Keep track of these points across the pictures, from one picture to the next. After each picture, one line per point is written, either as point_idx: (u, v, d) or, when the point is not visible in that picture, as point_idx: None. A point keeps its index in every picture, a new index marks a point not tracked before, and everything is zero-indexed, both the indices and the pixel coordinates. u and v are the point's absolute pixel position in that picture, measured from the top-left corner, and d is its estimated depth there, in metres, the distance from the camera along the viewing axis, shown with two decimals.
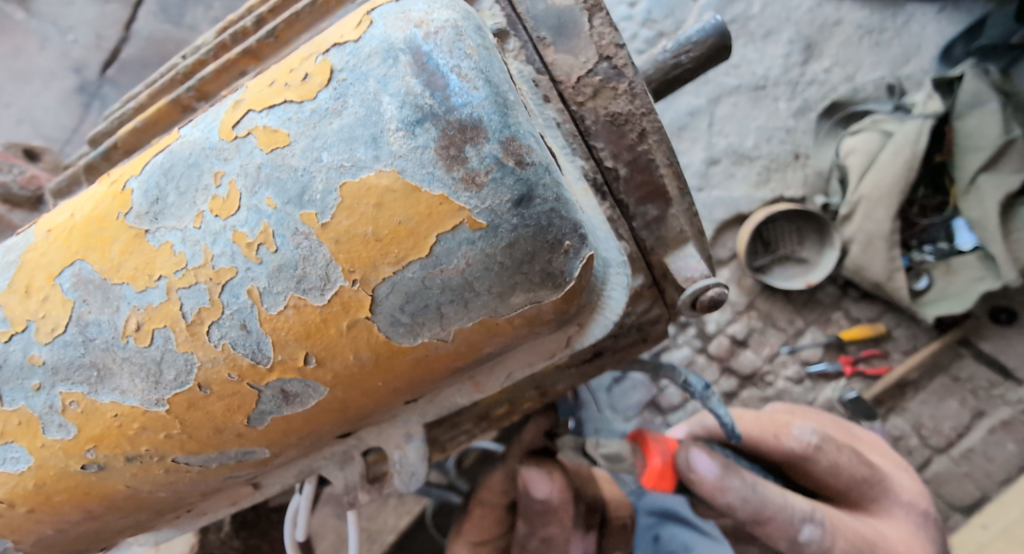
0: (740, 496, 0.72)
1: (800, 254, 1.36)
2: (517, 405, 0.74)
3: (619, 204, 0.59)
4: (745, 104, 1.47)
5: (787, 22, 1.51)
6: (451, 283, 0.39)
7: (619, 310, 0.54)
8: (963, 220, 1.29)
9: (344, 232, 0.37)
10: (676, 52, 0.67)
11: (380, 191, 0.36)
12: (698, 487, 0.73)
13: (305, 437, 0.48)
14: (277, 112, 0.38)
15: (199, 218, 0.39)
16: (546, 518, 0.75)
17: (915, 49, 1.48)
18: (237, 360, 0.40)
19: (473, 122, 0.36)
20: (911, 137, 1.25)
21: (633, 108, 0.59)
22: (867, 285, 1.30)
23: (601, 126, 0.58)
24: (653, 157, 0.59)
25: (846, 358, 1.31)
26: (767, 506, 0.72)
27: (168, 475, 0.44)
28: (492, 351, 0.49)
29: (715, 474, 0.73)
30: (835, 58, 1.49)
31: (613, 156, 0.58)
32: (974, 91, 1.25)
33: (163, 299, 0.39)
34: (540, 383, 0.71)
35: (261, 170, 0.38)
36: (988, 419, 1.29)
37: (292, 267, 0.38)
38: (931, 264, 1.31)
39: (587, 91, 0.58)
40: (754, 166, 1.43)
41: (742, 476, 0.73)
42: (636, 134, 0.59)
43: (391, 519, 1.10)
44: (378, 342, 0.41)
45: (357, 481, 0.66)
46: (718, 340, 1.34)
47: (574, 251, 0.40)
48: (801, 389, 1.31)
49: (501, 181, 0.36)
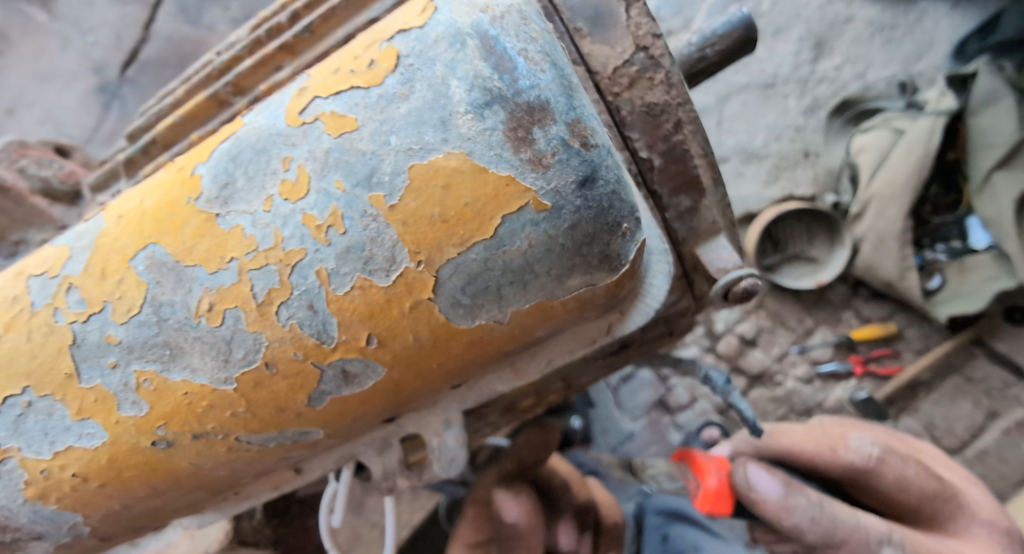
0: (808, 517, 0.71)
1: (810, 253, 1.35)
2: (544, 396, 0.77)
3: (653, 195, 0.60)
4: (754, 103, 1.51)
5: (797, 20, 1.53)
6: (513, 264, 0.40)
7: (660, 298, 0.56)
8: (977, 219, 1.28)
9: (411, 214, 0.38)
10: (701, 45, 0.67)
11: (448, 172, 0.37)
12: (760, 508, 0.72)
13: (359, 418, 0.49)
14: (344, 98, 0.39)
15: (269, 202, 0.40)
16: (514, 542, 0.74)
17: (928, 47, 1.48)
18: (303, 340, 0.41)
19: (541, 105, 0.37)
20: (924, 135, 1.24)
21: (669, 97, 0.58)
22: (879, 284, 1.29)
23: (637, 117, 0.58)
24: (688, 147, 0.59)
25: (857, 357, 1.29)
26: (839, 527, 0.70)
27: (229, 453, 0.46)
28: (542, 335, 0.50)
29: (779, 494, 0.72)
30: (846, 55, 1.51)
31: (649, 147, 0.58)
32: (988, 87, 1.24)
33: (234, 281, 0.40)
34: (567, 375, 0.73)
35: (329, 155, 0.39)
36: (1003, 420, 1.26)
37: (359, 248, 0.39)
38: (944, 263, 1.30)
39: (622, 82, 0.57)
40: (764, 165, 1.46)
41: (807, 494, 0.72)
42: (671, 125, 0.58)
43: (406, 513, 1.11)
44: (438, 323, 0.42)
45: (395, 468, 0.66)
46: (726, 340, 1.34)
47: (630, 234, 0.41)
48: (811, 389, 1.30)
49: (566, 162, 0.37)
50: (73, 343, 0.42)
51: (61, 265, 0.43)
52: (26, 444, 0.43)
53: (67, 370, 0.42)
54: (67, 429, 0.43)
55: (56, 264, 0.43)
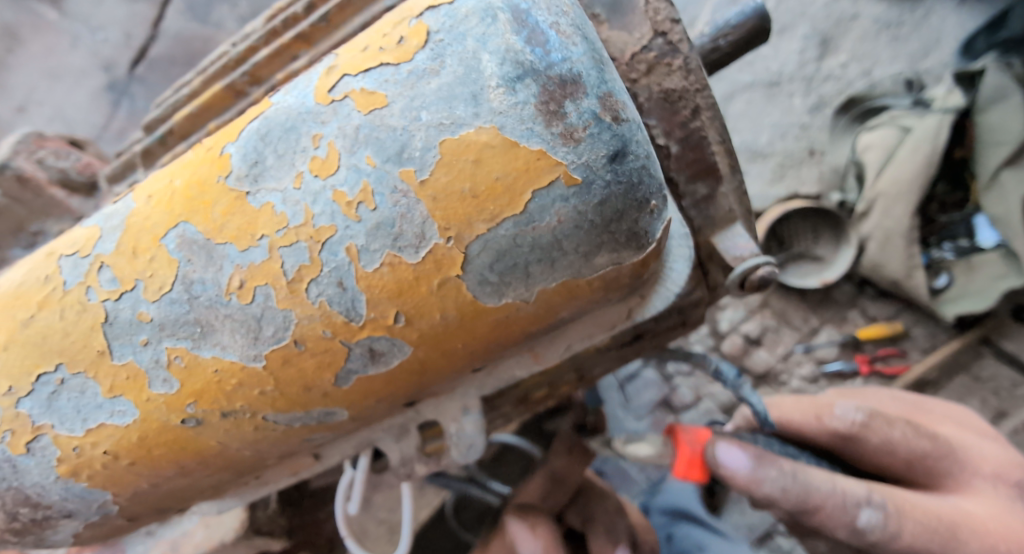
0: (780, 487, 0.63)
1: (815, 252, 1.35)
2: (557, 388, 0.77)
3: (670, 182, 0.60)
4: (760, 101, 1.53)
5: (803, 18, 1.56)
6: (541, 241, 0.40)
7: (680, 283, 0.57)
8: (985, 217, 1.27)
9: (442, 190, 0.38)
10: (714, 36, 0.67)
11: (480, 147, 0.37)
12: (732, 482, 0.65)
13: (383, 399, 0.50)
14: (373, 75, 0.39)
15: (299, 179, 0.40)
16: None
17: (934, 44, 1.47)
18: (332, 318, 0.41)
19: (572, 78, 0.37)
20: (930, 133, 1.23)
21: (687, 83, 0.58)
22: (885, 283, 1.28)
23: (654, 103, 0.58)
24: (705, 134, 0.59)
25: (863, 357, 1.28)
26: (814, 494, 0.62)
27: (257, 433, 0.46)
28: (566, 317, 0.50)
29: (747, 467, 0.64)
30: (852, 52, 1.50)
31: (666, 134, 0.58)
32: (996, 85, 1.23)
33: (265, 258, 0.40)
34: (580, 365, 0.73)
35: (359, 131, 0.39)
36: (1011, 421, 1.23)
37: (389, 225, 0.39)
38: (951, 261, 1.29)
39: (640, 68, 0.57)
40: (768, 163, 1.47)
41: (780, 465, 0.64)
42: (689, 111, 0.58)
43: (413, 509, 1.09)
44: (466, 302, 0.42)
45: (412, 455, 0.67)
46: (731, 340, 1.34)
47: (658, 211, 0.41)
48: (817, 388, 1.28)
49: (598, 136, 0.37)
50: (105, 320, 0.42)
51: (92, 245, 0.43)
52: (58, 422, 0.44)
53: (100, 347, 0.42)
54: (99, 407, 0.43)
55: (87, 244, 0.44)
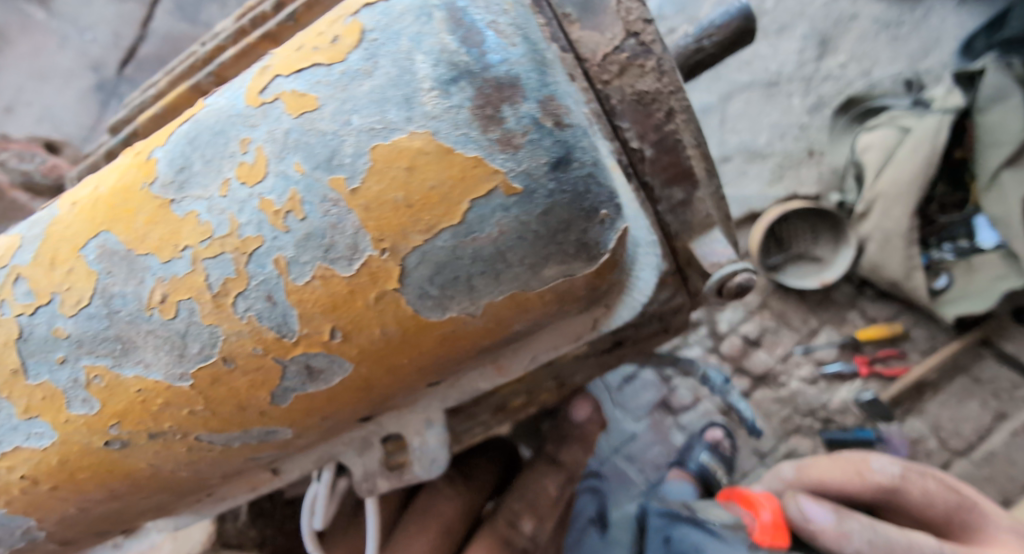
0: (865, 540, 0.74)
1: (813, 252, 1.31)
2: (535, 396, 0.72)
3: (644, 187, 0.57)
4: (758, 101, 1.48)
5: (801, 18, 1.52)
6: (483, 253, 0.38)
7: (648, 293, 0.53)
8: (984, 218, 1.24)
9: (374, 198, 0.35)
10: (698, 36, 0.65)
11: (413, 153, 0.34)
12: (821, 538, 0.76)
13: (329, 417, 0.48)
14: (305, 76, 0.36)
15: (225, 186, 0.37)
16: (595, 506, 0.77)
17: (935, 44, 1.44)
18: (262, 333, 0.39)
19: (510, 81, 0.35)
20: (929, 133, 1.20)
21: (661, 85, 0.56)
22: (884, 284, 1.25)
23: (627, 106, 0.55)
24: (680, 137, 0.57)
25: (862, 358, 1.24)
26: (895, 547, 0.72)
27: (190, 453, 0.44)
28: (521, 330, 0.48)
29: (831, 521, 0.76)
30: (850, 53, 1.48)
31: (640, 137, 0.55)
32: (996, 84, 1.19)
33: (188, 270, 0.37)
34: (559, 373, 0.69)
35: (288, 136, 0.36)
36: (1010, 422, 1.19)
37: (320, 235, 0.36)
38: (951, 262, 1.26)
39: (612, 69, 0.54)
40: (767, 164, 1.42)
41: (858, 518, 0.76)
42: (663, 114, 0.56)
43: None
44: (406, 316, 0.40)
45: (376, 468, 0.64)
46: (730, 340, 1.29)
47: (610, 221, 0.39)
48: (816, 390, 1.24)
49: (538, 142, 0.35)
50: (20, 337, 0.40)
51: (11, 255, 0.41)
52: None
53: (14, 365, 0.40)
54: (14, 429, 0.41)
55: (6, 253, 0.41)
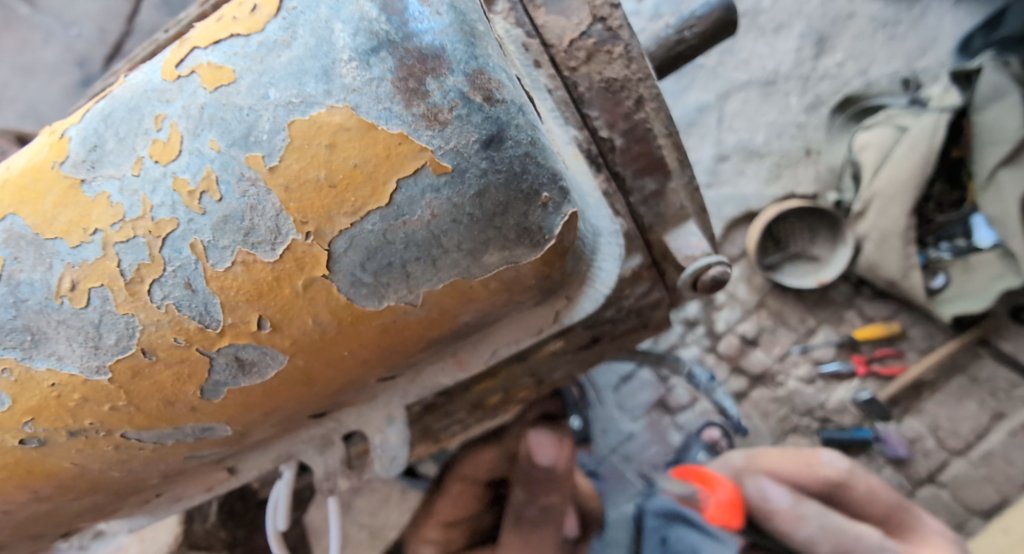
0: (819, 526, 0.71)
1: (811, 252, 1.27)
2: (513, 394, 0.68)
3: (615, 177, 0.55)
4: (755, 100, 1.41)
5: (798, 16, 1.45)
6: (416, 237, 0.35)
7: (610, 283, 0.51)
8: (981, 217, 1.19)
9: (295, 177, 0.33)
10: (679, 27, 0.63)
11: (334, 129, 0.33)
12: (776, 521, 0.73)
13: (271, 412, 0.45)
14: (222, 47, 0.34)
15: (138, 164, 0.35)
16: (549, 486, 0.73)
17: (932, 43, 1.40)
18: (184, 324, 0.36)
19: (434, 52, 0.33)
20: (926, 132, 1.16)
21: (629, 73, 0.55)
22: (881, 283, 1.21)
23: (595, 93, 0.54)
24: (650, 126, 0.55)
25: (859, 357, 1.22)
26: (846, 534, 0.71)
27: (119, 453, 0.42)
28: (470, 322, 0.45)
29: (786, 502, 0.73)
30: (848, 51, 1.42)
31: (609, 125, 0.54)
32: (993, 83, 1.16)
33: (99, 256, 0.35)
34: (536, 371, 0.66)
35: (203, 111, 0.34)
36: (1008, 422, 1.17)
37: (238, 218, 0.34)
38: (948, 261, 1.22)
39: (580, 56, 0.54)
40: (764, 163, 1.36)
41: (809, 504, 0.73)
42: (632, 102, 0.55)
43: (394, 514, 0.98)
44: (339, 305, 0.38)
45: (337, 467, 0.62)
46: (728, 340, 1.26)
47: (553, 205, 0.36)
48: (813, 389, 1.22)
49: (467, 118, 0.33)
50: None
51: None
52: None
53: None
54: None
55: None
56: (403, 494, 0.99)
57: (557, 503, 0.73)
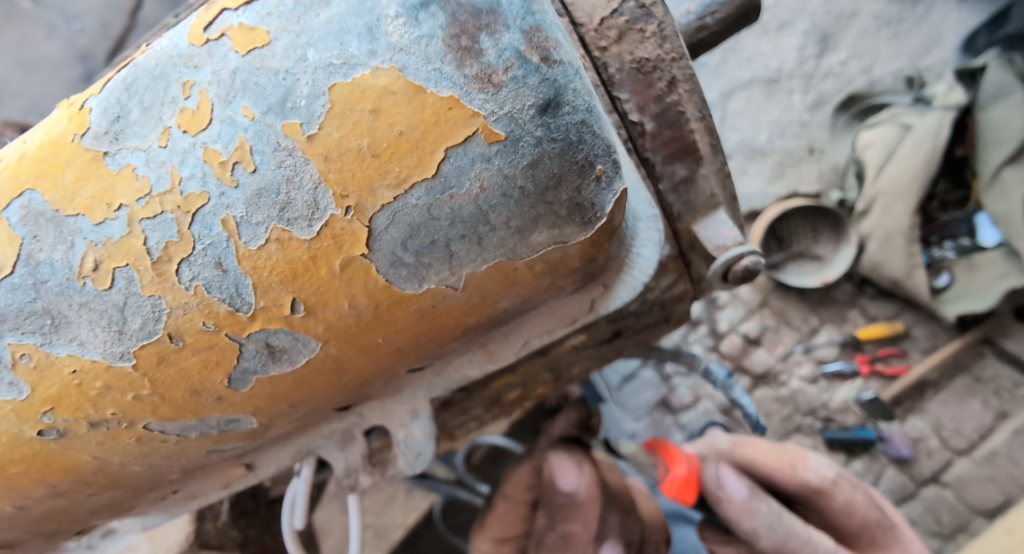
0: (767, 523, 0.62)
1: (815, 251, 1.19)
2: (530, 390, 0.66)
3: (645, 163, 0.51)
4: (758, 99, 1.37)
5: (802, 14, 1.42)
6: (463, 213, 0.33)
7: (648, 271, 0.49)
8: (986, 216, 1.12)
9: (336, 146, 0.31)
10: (701, 14, 0.58)
11: (378, 93, 0.30)
12: (724, 507, 0.64)
13: (299, 404, 0.43)
14: (255, 8, 0.32)
15: (165, 135, 0.32)
16: (567, 513, 0.62)
17: (936, 41, 1.35)
18: (213, 307, 0.34)
19: (489, 8, 0.31)
20: (931, 130, 1.09)
21: (662, 52, 0.50)
22: (884, 284, 1.13)
23: (626, 75, 0.50)
24: (683, 109, 0.51)
25: (863, 357, 1.13)
26: (793, 538, 0.62)
27: (142, 445, 0.39)
28: (510, 308, 0.43)
29: (742, 496, 0.63)
30: (851, 50, 1.38)
31: (640, 109, 0.50)
32: (998, 82, 1.10)
33: (123, 233, 0.33)
34: (555, 365, 0.62)
35: (236, 76, 0.32)
36: (1012, 421, 1.08)
37: (273, 191, 0.32)
38: (952, 260, 1.14)
39: (611, 35, 0.50)
40: (767, 162, 1.32)
41: (770, 502, 0.63)
42: (665, 83, 0.50)
43: (399, 513, 0.96)
44: (378, 287, 0.35)
45: (359, 464, 0.60)
46: (730, 340, 1.18)
47: (606, 180, 0.34)
48: (816, 389, 1.14)
49: (523, 81, 0.31)
50: None
51: None
52: None
53: None
54: None
55: None
56: (408, 494, 0.98)
57: (579, 533, 0.62)
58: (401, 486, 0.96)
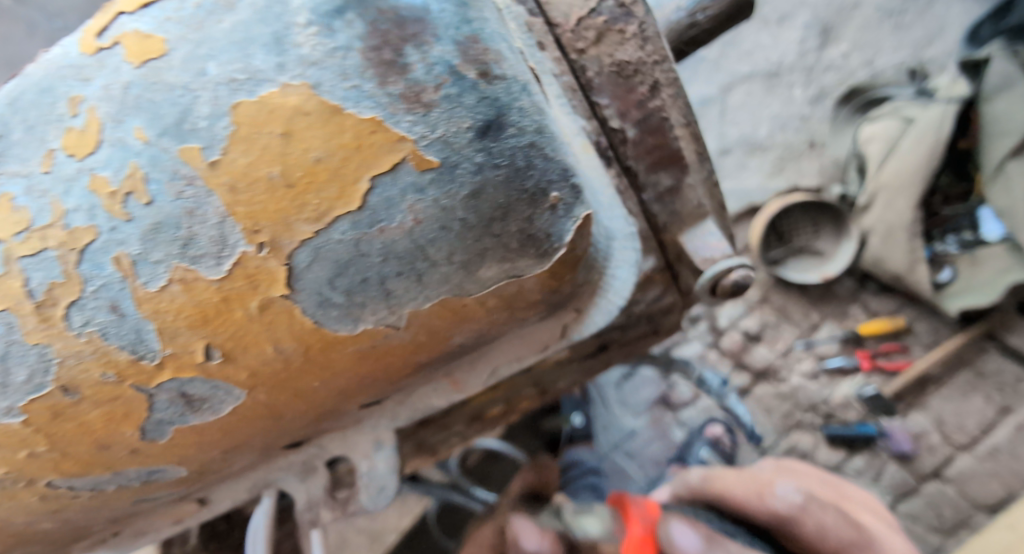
0: None
1: (816, 246, 1.14)
2: (515, 405, 0.61)
3: (626, 171, 0.46)
4: (758, 93, 1.28)
5: (803, 5, 1.31)
6: (396, 248, 0.29)
7: (625, 292, 0.43)
8: (988, 209, 1.06)
9: (242, 175, 0.26)
10: (691, 9, 0.53)
11: (288, 113, 0.26)
12: None
13: (234, 449, 0.39)
14: (152, 12, 0.28)
15: (49, 159, 0.28)
16: None
17: (938, 32, 1.25)
18: (112, 356, 0.30)
19: (416, 16, 0.27)
20: (935, 122, 1.03)
21: (644, 55, 0.45)
22: (886, 277, 1.08)
23: (605, 78, 0.45)
24: (666, 115, 0.46)
25: (862, 353, 1.08)
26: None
27: (47, 503, 0.35)
28: (464, 342, 0.39)
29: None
30: (854, 42, 1.28)
31: (621, 114, 0.45)
32: (1002, 73, 1.03)
33: (3, 273, 0.28)
34: (539, 380, 0.58)
35: (128, 91, 0.27)
36: (1017, 416, 1.03)
37: (172, 226, 0.27)
38: (955, 255, 1.09)
39: (589, 36, 0.45)
40: (767, 157, 1.24)
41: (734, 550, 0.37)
42: (647, 88, 0.46)
43: (393, 517, 0.91)
44: (305, 330, 0.31)
45: (319, 497, 0.54)
46: (730, 336, 1.12)
47: (563, 207, 0.29)
48: (818, 385, 1.08)
49: (458, 100, 0.27)
50: None
51: None
52: None
53: None
54: None
55: None
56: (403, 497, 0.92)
57: None
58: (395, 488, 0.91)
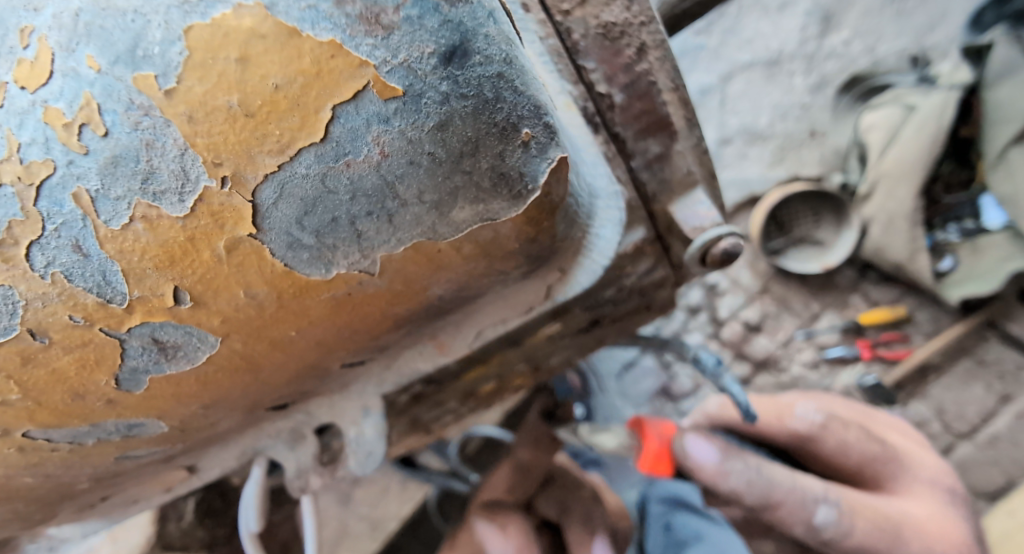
0: (745, 479, 0.69)
1: (816, 236, 1.12)
2: (507, 382, 0.57)
3: (614, 138, 0.45)
4: (759, 81, 1.25)
5: None
6: (364, 184, 0.28)
7: (609, 252, 0.43)
8: (991, 197, 1.05)
9: (200, 104, 0.26)
10: None
11: (244, 38, 0.26)
12: (699, 473, 0.72)
13: (214, 405, 0.38)
14: None
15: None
16: None
17: (941, 18, 1.21)
18: (79, 299, 0.29)
19: None
20: (936, 111, 1.02)
21: (629, 16, 0.45)
22: (887, 267, 1.07)
23: (591, 41, 0.44)
24: (654, 79, 0.45)
25: (863, 342, 1.08)
26: (776, 489, 0.68)
27: (28, 455, 0.36)
28: (445, 294, 0.38)
29: (714, 460, 0.71)
30: (856, 29, 1.24)
31: (607, 79, 0.44)
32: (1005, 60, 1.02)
33: None
34: (532, 355, 0.54)
35: (78, 18, 0.26)
36: (1017, 404, 1.04)
37: (130, 159, 0.27)
38: (956, 243, 1.07)
39: None
40: (767, 146, 1.21)
41: (744, 459, 0.71)
42: (634, 51, 0.45)
43: (393, 505, 0.91)
44: (277, 274, 0.31)
45: (309, 464, 0.52)
46: (730, 327, 1.11)
47: (535, 145, 0.29)
48: (818, 375, 1.08)
49: (419, 22, 0.26)
50: None
51: None
52: None
53: None
54: None
55: None
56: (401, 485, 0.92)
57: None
58: (394, 477, 0.91)
